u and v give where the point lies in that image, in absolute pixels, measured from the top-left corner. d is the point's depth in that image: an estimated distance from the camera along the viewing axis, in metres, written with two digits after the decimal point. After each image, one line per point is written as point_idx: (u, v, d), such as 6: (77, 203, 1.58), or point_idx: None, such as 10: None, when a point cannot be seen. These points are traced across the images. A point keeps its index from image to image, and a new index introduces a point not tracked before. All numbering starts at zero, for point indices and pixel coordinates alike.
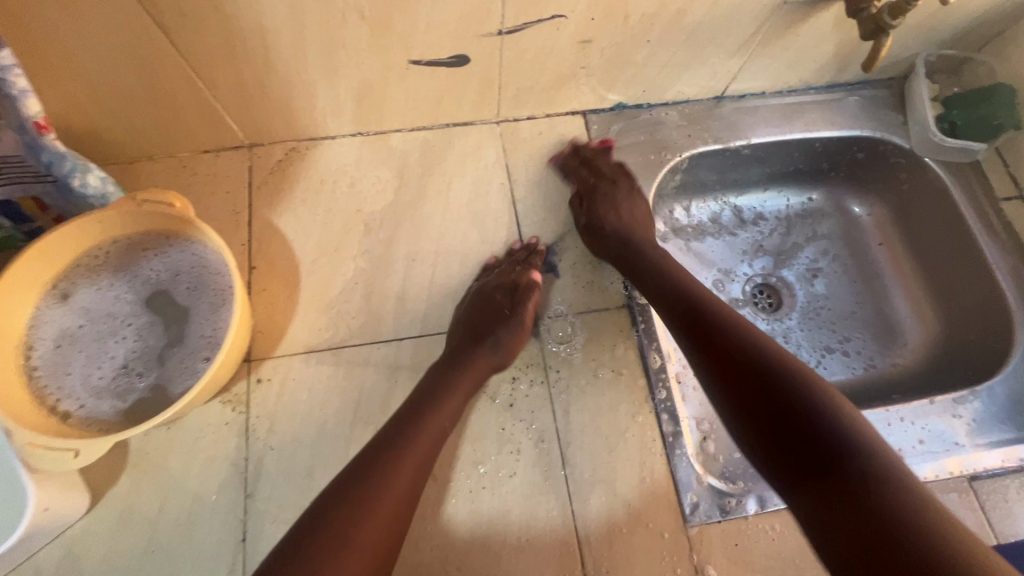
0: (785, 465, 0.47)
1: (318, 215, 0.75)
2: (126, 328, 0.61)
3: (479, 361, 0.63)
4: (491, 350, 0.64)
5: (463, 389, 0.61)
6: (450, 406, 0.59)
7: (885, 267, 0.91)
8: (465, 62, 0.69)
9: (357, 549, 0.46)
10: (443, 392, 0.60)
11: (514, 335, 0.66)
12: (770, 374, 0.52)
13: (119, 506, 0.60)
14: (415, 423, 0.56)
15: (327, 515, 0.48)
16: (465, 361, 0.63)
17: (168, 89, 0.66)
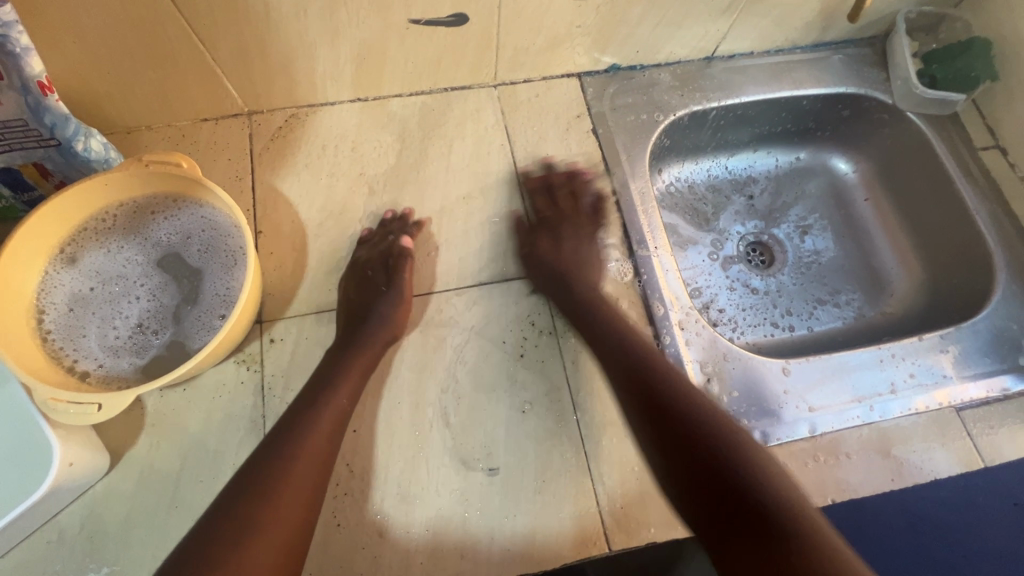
0: (693, 491, 0.53)
1: (322, 179, 0.76)
2: (138, 288, 0.62)
3: (373, 339, 0.65)
4: (374, 328, 0.65)
5: (359, 368, 0.63)
6: (348, 388, 0.61)
7: (871, 221, 0.95)
8: (464, 22, 0.70)
9: (293, 484, 0.53)
10: (336, 373, 0.62)
11: (396, 310, 0.67)
12: (683, 420, 0.58)
13: (140, 465, 0.60)
14: (326, 386, 0.61)
15: (265, 462, 0.54)
16: (359, 340, 0.64)
17: (167, 53, 0.66)
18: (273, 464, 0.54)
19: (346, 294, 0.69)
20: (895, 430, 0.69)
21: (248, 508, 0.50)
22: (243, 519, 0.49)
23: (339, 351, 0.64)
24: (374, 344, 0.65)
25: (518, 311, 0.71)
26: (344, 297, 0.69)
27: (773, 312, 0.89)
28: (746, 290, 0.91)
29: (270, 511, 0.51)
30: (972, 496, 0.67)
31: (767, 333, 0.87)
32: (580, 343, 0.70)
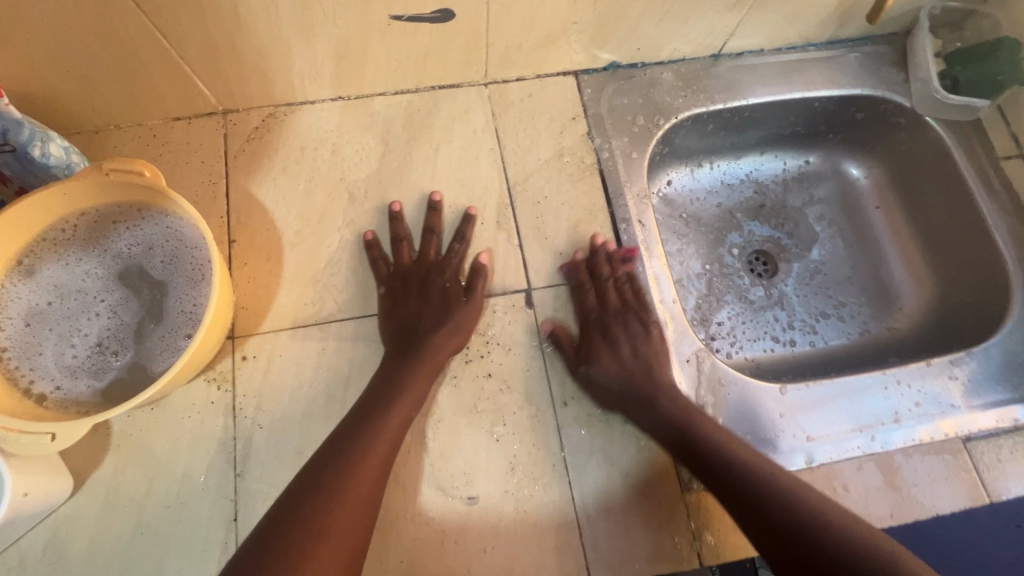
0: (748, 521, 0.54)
1: (299, 185, 0.72)
2: (100, 304, 0.58)
3: (437, 346, 0.64)
4: (443, 336, 0.65)
5: (423, 374, 0.62)
6: (414, 393, 0.61)
7: (881, 230, 0.90)
8: (449, 18, 0.65)
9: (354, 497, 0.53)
10: (399, 381, 0.62)
11: (471, 316, 0.67)
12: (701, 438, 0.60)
13: (105, 489, 0.58)
14: (382, 399, 0.60)
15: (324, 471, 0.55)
16: (410, 360, 0.63)
17: (131, 50, 0.61)
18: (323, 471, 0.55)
19: (393, 304, 0.67)
20: (896, 462, 0.66)
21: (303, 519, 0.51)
22: (306, 524, 0.51)
23: (398, 362, 0.63)
24: (441, 349, 0.64)
25: (502, 330, 0.68)
26: (389, 308, 0.67)
27: (775, 327, 0.85)
28: (745, 302, 0.87)
29: (328, 527, 0.51)
30: (974, 533, 0.64)
31: (767, 349, 0.84)
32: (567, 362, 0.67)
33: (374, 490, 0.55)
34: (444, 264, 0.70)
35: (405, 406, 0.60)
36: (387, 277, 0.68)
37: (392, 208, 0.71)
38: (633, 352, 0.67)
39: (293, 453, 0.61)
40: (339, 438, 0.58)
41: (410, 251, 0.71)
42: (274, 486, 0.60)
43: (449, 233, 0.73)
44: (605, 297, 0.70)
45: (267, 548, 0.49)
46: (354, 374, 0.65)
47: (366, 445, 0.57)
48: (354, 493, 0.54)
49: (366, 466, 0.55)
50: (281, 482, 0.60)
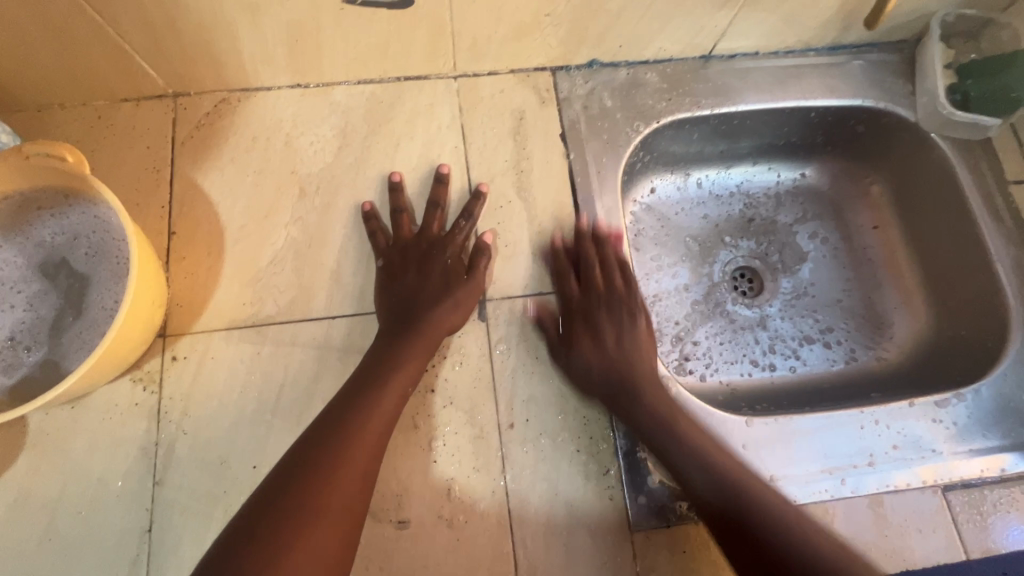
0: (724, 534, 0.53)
1: (248, 176, 0.68)
2: (16, 295, 0.55)
3: (428, 327, 0.61)
4: (438, 315, 0.62)
5: (418, 354, 0.59)
6: (411, 369, 0.58)
7: (877, 252, 0.84)
8: (408, 4, 0.60)
9: (347, 476, 0.50)
10: (390, 361, 0.58)
11: (470, 296, 0.63)
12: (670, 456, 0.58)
13: (16, 490, 0.56)
14: (368, 384, 0.56)
15: (309, 454, 0.51)
16: (395, 352, 0.59)
17: (62, 25, 0.57)
18: (312, 449, 0.51)
19: (389, 278, 0.64)
20: (867, 509, 0.61)
21: (293, 496, 0.48)
22: (296, 500, 0.47)
23: (390, 342, 0.60)
24: (435, 327, 0.61)
25: (452, 344, 0.63)
26: (387, 281, 0.64)
27: (754, 350, 0.80)
28: (725, 321, 0.82)
29: (323, 503, 0.48)
30: None
31: (743, 373, 0.78)
32: (517, 382, 0.62)
33: (368, 472, 0.52)
34: (447, 239, 0.66)
35: (402, 383, 0.57)
36: (391, 247, 0.66)
37: (365, 208, 0.67)
38: (616, 340, 0.64)
39: (216, 463, 0.58)
40: (325, 420, 0.54)
41: (411, 225, 0.68)
42: (193, 497, 0.57)
43: (453, 208, 0.69)
44: (606, 334, 0.64)
45: (254, 528, 0.46)
46: (289, 381, 0.61)
47: (346, 449, 0.51)
48: (342, 481, 0.50)
49: (356, 450, 0.52)
50: (201, 493, 0.57)
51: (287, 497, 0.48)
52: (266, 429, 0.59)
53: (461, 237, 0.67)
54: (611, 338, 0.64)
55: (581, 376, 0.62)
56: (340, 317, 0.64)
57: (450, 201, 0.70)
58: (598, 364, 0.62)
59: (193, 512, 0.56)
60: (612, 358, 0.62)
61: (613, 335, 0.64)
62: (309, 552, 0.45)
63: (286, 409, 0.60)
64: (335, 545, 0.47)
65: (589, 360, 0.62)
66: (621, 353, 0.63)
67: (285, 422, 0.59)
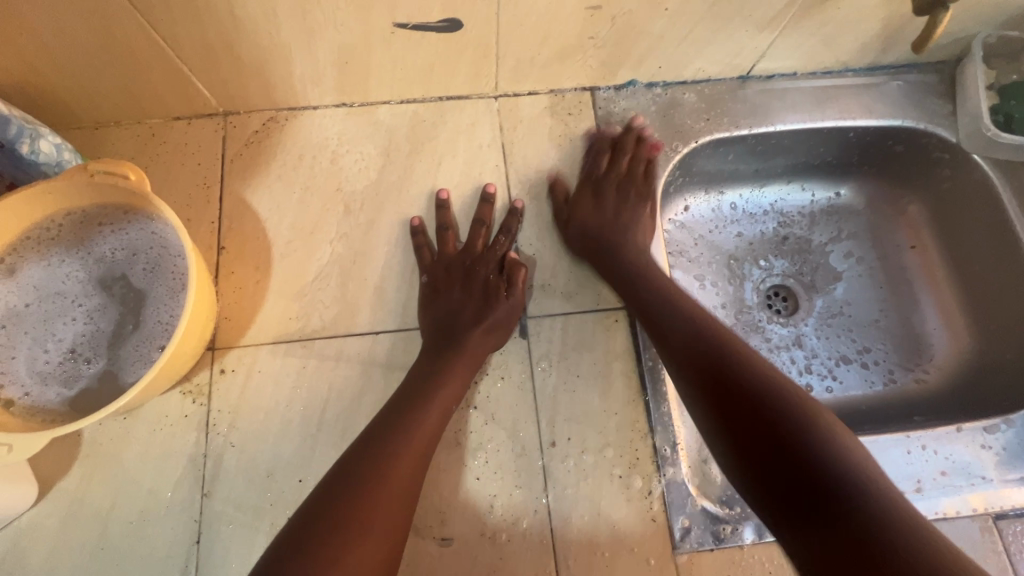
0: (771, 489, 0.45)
1: (295, 193, 0.69)
2: (77, 309, 0.57)
3: (469, 343, 0.61)
4: (480, 331, 0.62)
5: (460, 370, 0.60)
6: (454, 385, 0.59)
7: (916, 273, 0.83)
8: (458, 28, 0.61)
9: (392, 490, 0.50)
10: (433, 377, 0.59)
11: (510, 313, 0.64)
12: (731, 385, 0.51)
13: (71, 498, 0.57)
14: (412, 399, 0.57)
15: (354, 467, 0.51)
16: (440, 368, 0.59)
17: (127, 49, 0.59)
18: (357, 462, 0.51)
19: (433, 293, 0.65)
20: None
21: (339, 509, 0.48)
22: (342, 513, 0.47)
23: (433, 358, 0.61)
24: (476, 344, 0.61)
25: (493, 361, 0.64)
26: (430, 297, 0.65)
27: (790, 370, 0.79)
28: (760, 339, 0.81)
29: (368, 516, 0.48)
30: None
31: None
32: (559, 400, 0.62)
33: (411, 487, 0.52)
34: (486, 255, 0.68)
35: (445, 399, 0.57)
36: (433, 262, 0.67)
37: (414, 222, 0.68)
38: (616, 209, 0.71)
39: (262, 476, 0.58)
40: (370, 434, 0.54)
41: (455, 242, 0.69)
42: (240, 509, 0.57)
43: (496, 225, 0.71)
44: (607, 201, 0.71)
45: (303, 541, 0.46)
46: (334, 396, 0.62)
47: (392, 464, 0.51)
48: (388, 496, 0.50)
49: (400, 466, 0.52)
50: (248, 505, 0.57)
51: (334, 512, 0.47)
52: (311, 443, 0.60)
53: (500, 253, 0.68)
54: (611, 206, 0.71)
55: (579, 234, 0.68)
56: (384, 332, 0.64)
57: (492, 219, 0.71)
58: (591, 221, 0.69)
59: (240, 524, 0.57)
60: (608, 221, 0.69)
61: (613, 207, 0.71)
62: (355, 566, 0.45)
63: (330, 424, 0.61)
64: (379, 559, 0.47)
65: (575, 219, 0.69)
66: (615, 219, 0.70)
67: (329, 438, 0.60)
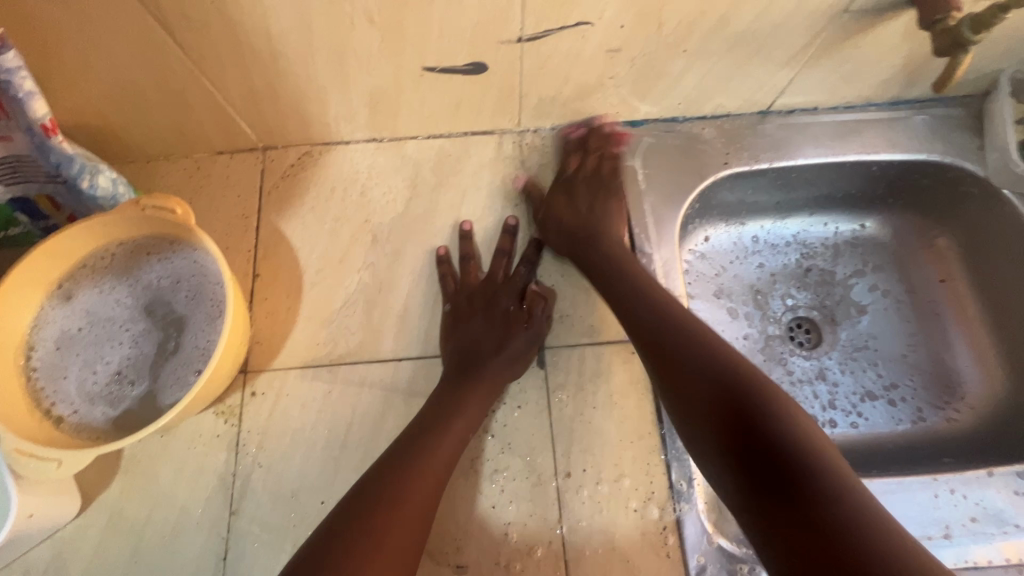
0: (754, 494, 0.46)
1: (326, 224, 0.73)
2: (124, 333, 0.61)
3: (488, 373, 0.63)
4: (498, 363, 0.64)
5: (479, 401, 0.61)
6: (472, 413, 0.60)
7: (946, 308, 0.81)
8: (483, 71, 0.65)
9: (409, 515, 0.51)
10: (451, 405, 0.60)
11: (528, 345, 0.65)
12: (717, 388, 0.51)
13: (110, 511, 0.60)
14: (431, 427, 0.58)
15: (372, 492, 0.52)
16: (459, 396, 0.61)
17: (179, 92, 0.64)
18: (376, 486, 0.53)
19: (454, 321, 0.67)
20: None
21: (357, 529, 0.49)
22: (362, 532, 0.49)
23: (452, 386, 0.62)
24: (494, 374, 0.63)
25: (511, 389, 0.65)
26: (452, 325, 0.67)
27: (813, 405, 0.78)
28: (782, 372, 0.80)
29: (385, 538, 0.49)
30: None
31: None
32: (575, 430, 0.63)
33: (427, 512, 0.53)
34: (507, 287, 0.70)
35: (462, 427, 0.59)
36: (456, 291, 0.69)
37: (439, 252, 0.71)
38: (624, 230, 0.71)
39: (287, 496, 0.61)
40: (390, 459, 0.56)
41: (478, 272, 0.71)
42: (264, 528, 0.60)
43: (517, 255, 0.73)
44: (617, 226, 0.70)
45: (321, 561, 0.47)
46: (356, 421, 0.64)
47: (410, 489, 0.53)
48: (406, 522, 0.51)
49: (419, 492, 0.53)
50: (272, 525, 0.60)
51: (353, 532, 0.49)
52: (334, 466, 0.62)
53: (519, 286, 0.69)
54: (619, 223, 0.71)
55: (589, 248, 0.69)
56: (406, 359, 0.67)
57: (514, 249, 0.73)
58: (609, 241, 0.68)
59: (265, 543, 0.59)
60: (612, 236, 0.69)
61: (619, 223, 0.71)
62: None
63: (353, 447, 0.63)
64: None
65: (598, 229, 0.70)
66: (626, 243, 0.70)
67: (351, 462, 0.62)
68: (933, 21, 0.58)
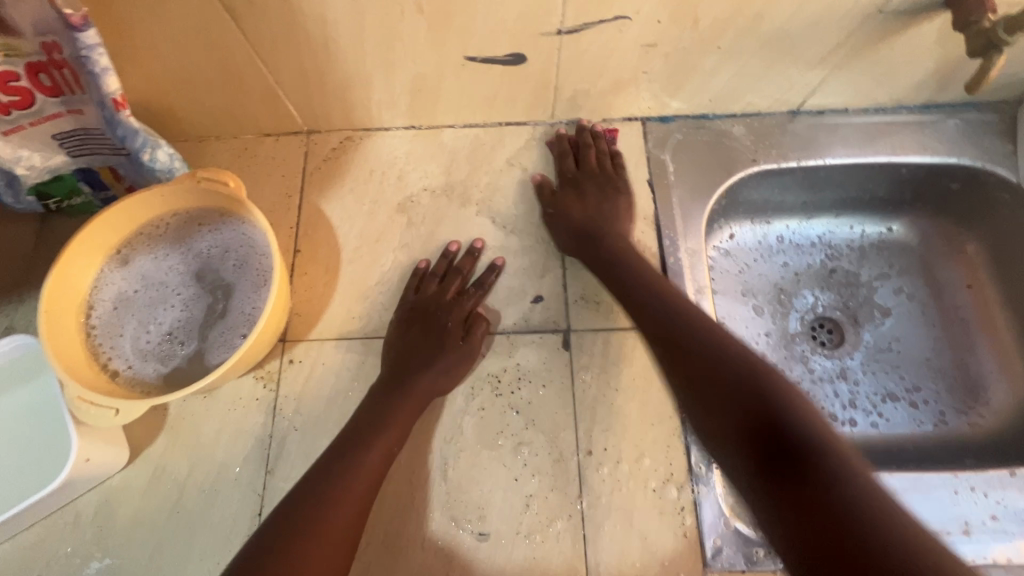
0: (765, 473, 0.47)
1: (364, 205, 0.76)
2: (176, 297, 0.65)
3: (416, 392, 0.63)
4: (431, 382, 0.64)
5: (400, 420, 0.61)
6: (395, 431, 0.61)
7: (972, 313, 0.81)
8: (521, 61, 0.67)
9: None
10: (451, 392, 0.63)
11: (460, 366, 0.66)
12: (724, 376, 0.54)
13: (154, 465, 0.64)
14: None
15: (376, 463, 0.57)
16: (385, 412, 0.61)
17: (235, 75, 0.68)
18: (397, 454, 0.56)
19: (398, 329, 0.68)
20: None
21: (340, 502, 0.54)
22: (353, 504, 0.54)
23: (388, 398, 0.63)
24: (423, 392, 0.63)
25: (535, 367, 0.67)
26: (397, 332, 0.68)
27: (833, 403, 0.78)
28: (803, 369, 0.80)
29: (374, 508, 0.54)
30: None
31: None
32: (598, 411, 0.65)
33: None
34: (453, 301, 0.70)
35: None
36: (407, 297, 0.70)
37: (476, 244, 0.73)
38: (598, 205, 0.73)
39: None
40: None
41: (433, 279, 0.71)
42: None
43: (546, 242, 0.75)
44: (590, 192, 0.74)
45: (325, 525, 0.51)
46: None
47: None
48: None
49: None
50: None
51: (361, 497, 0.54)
52: None
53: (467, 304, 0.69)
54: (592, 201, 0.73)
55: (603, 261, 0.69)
56: None
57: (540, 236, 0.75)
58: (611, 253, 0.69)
59: None
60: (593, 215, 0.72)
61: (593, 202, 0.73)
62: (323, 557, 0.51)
63: None
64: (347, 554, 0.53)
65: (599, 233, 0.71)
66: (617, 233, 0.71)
67: None
68: (967, 23, 0.59)
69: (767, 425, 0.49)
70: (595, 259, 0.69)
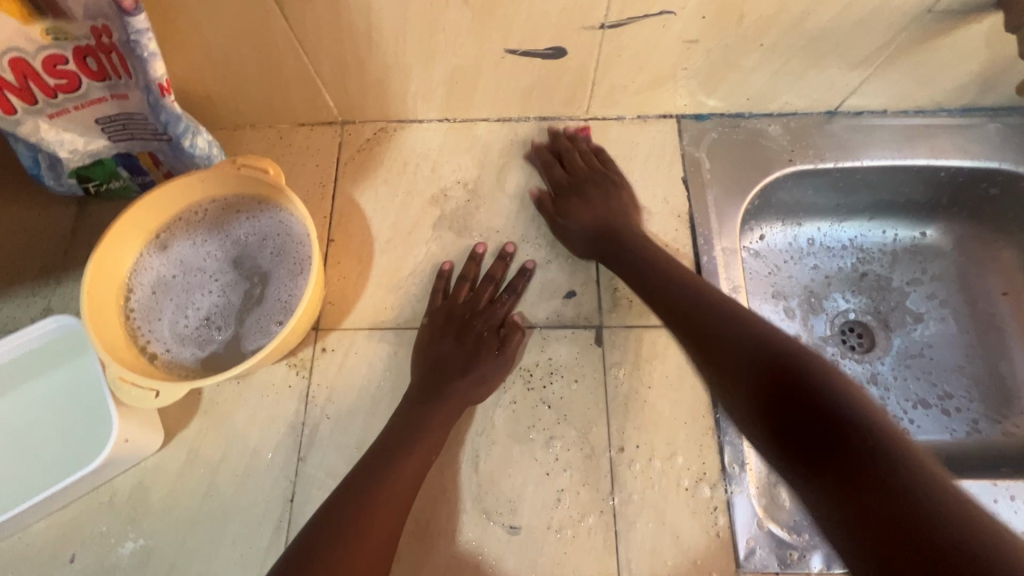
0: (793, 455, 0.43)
1: (397, 197, 0.77)
2: (213, 282, 0.65)
3: (454, 398, 0.63)
4: (467, 388, 0.64)
5: (439, 424, 0.61)
6: (433, 435, 0.61)
7: (1008, 321, 0.80)
8: (562, 55, 0.67)
9: None
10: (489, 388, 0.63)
11: (498, 372, 0.65)
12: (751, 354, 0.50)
13: (188, 449, 0.64)
14: None
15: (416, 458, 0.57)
16: (426, 413, 0.61)
17: (275, 63, 0.69)
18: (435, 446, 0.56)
19: (432, 334, 0.67)
20: None
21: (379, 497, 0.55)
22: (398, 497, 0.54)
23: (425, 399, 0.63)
24: (459, 398, 0.63)
25: (567, 362, 0.67)
26: (428, 340, 0.67)
27: None
28: None
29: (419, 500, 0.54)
30: None
31: None
32: (630, 408, 0.65)
33: None
34: (488, 306, 0.69)
35: None
36: (439, 304, 0.69)
37: (506, 249, 0.72)
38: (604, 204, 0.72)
39: (352, 448, 0.64)
40: None
41: (467, 285, 0.70)
42: (329, 475, 0.63)
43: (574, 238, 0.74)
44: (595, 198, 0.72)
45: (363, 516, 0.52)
46: None
47: None
48: None
49: None
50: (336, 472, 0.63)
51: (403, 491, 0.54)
52: None
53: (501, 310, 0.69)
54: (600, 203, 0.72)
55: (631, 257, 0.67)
56: None
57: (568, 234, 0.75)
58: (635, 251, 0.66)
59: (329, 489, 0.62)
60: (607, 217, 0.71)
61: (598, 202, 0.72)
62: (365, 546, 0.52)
63: None
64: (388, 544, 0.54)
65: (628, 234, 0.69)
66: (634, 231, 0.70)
67: None
68: None
69: (796, 399, 0.45)
70: (613, 256, 0.67)
